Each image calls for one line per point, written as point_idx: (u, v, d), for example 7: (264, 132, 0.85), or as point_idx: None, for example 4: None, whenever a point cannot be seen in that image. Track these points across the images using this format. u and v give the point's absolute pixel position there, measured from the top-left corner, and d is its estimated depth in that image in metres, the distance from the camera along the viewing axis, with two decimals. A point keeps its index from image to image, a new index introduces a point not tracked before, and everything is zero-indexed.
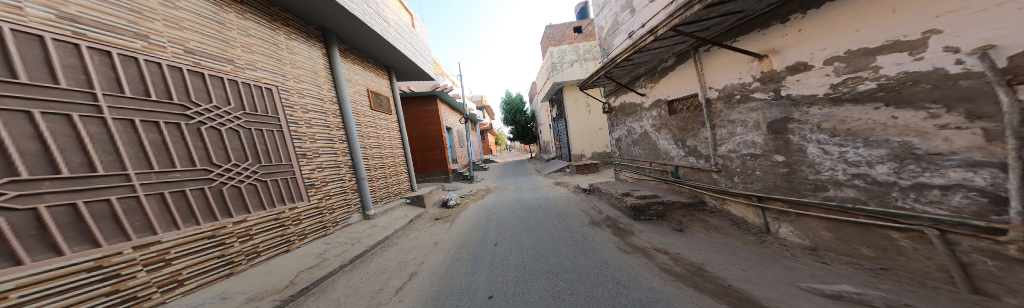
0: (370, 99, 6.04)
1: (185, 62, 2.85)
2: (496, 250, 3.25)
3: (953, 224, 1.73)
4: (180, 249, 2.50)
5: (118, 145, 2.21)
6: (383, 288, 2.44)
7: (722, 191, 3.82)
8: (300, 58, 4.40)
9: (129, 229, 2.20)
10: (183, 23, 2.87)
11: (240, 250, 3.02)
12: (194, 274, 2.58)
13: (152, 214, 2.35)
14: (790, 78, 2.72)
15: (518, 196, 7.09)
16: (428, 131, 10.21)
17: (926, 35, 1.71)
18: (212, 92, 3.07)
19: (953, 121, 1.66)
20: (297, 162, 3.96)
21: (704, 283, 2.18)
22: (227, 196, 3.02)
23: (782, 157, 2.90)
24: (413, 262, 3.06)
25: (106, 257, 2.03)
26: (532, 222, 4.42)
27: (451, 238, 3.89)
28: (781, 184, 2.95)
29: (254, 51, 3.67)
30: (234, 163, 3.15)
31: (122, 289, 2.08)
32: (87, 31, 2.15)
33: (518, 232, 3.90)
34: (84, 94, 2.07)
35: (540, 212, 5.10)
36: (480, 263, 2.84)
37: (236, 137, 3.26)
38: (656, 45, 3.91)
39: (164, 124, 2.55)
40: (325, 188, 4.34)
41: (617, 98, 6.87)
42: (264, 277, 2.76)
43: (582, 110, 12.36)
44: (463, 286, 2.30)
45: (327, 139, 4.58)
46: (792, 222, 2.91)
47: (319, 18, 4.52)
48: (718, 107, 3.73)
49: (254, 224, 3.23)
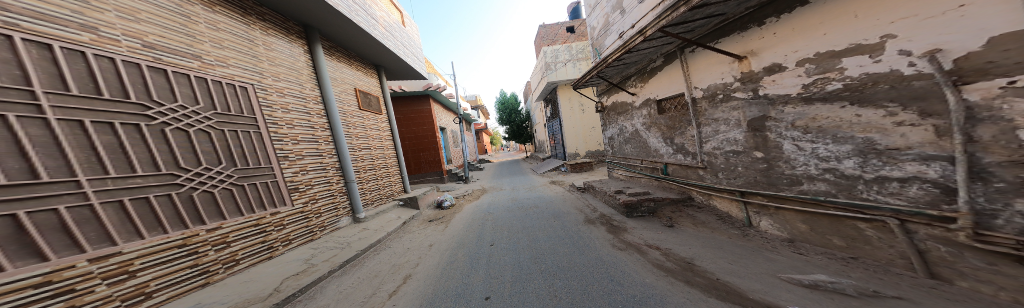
0: (358, 99, 5.83)
1: (145, 58, 2.63)
2: (491, 250, 3.22)
3: (910, 213, 1.86)
4: (147, 260, 2.32)
5: (65, 149, 2.01)
6: (376, 292, 2.36)
7: (708, 187, 3.96)
8: (280, 55, 4.19)
9: (83, 240, 2.02)
10: (141, 16, 2.64)
11: (217, 259, 2.84)
12: (165, 286, 2.40)
13: (109, 223, 2.16)
14: (767, 78, 2.84)
15: (513, 196, 7.08)
16: (420, 131, 10.00)
17: (884, 39, 1.83)
18: (178, 90, 2.86)
19: (909, 118, 1.79)
20: (278, 164, 3.76)
21: (693, 277, 2.24)
22: (199, 202, 2.83)
23: (762, 153, 3.02)
24: (407, 265, 2.99)
25: (56, 271, 1.85)
26: (526, 222, 4.43)
27: (445, 240, 3.82)
28: (761, 180, 3.08)
29: (225, 47, 3.44)
30: (206, 167, 2.96)
31: (78, 304, 1.91)
32: (21, 21, 1.91)
33: (513, 232, 3.90)
34: (22, 93, 1.87)
35: (534, 211, 5.10)
36: (475, 264, 2.81)
37: (205, 137, 3.04)
38: (645, 45, 3.97)
39: (120, 124, 2.36)
40: (310, 192, 4.14)
41: (609, 98, 6.98)
42: (246, 286, 2.61)
43: (575, 109, 12.48)
44: (458, 288, 2.26)
45: (312, 141, 4.38)
46: (772, 216, 3.05)
47: (299, 13, 4.31)
48: (703, 106, 3.85)
49: (231, 231, 3.05)
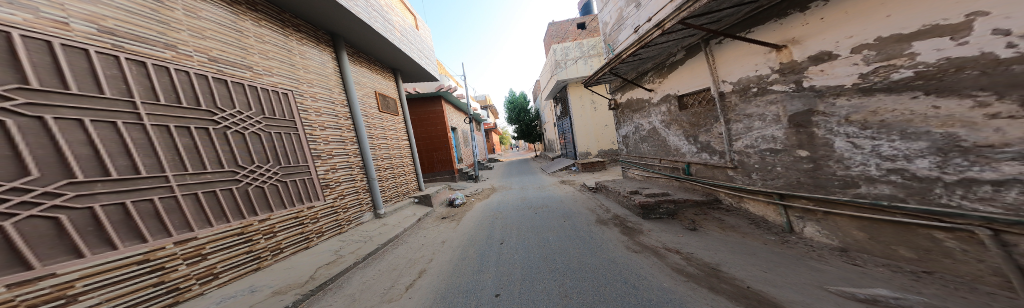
0: (378, 101, 6.21)
1: (211, 71, 3.05)
2: (502, 249, 3.25)
3: (1007, 223, 1.51)
4: (215, 245, 2.70)
5: (156, 148, 2.42)
6: (394, 285, 2.51)
7: (739, 189, 3.67)
8: (312, 63, 4.60)
9: (170, 226, 2.40)
10: (207, 33, 3.07)
11: (266, 246, 3.21)
12: (227, 268, 2.78)
13: (188, 212, 2.56)
14: (813, 68, 2.56)
15: (523, 195, 7.09)
16: (433, 131, 10.37)
17: (970, 17, 1.53)
18: (236, 99, 3.27)
19: (1006, 109, 1.45)
20: (312, 163, 4.14)
21: (719, 284, 2.10)
22: (252, 195, 3.22)
23: (807, 152, 2.73)
24: (422, 260, 3.13)
25: (152, 251, 2.23)
26: (537, 221, 4.43)
27: (458, 237, 3.94)
28: (806, 181, 2.78)
29: (272, 59, 3.86)
30: (256, 165, 3.33)
31: (167, 280, 2.29)
32: (124, 44, 2.34)
33: (523, 231, 3.91)
34: (128, 103, 2.29)
35: (544, 211, 5.08)
36: (486, 261, 2.87)
37: (256, 139, 3.43)
38: (664, 39, 3.80)
39: (193, 128, 2.75)
40: (338, 188, 4.50)
41: (623, 95, 6.74)
42: (287, 272, 2.91)
43: (586, 106, 12.18)
44: (470, 284, 2.33)
45: (339, 142, 4.75)
46: (818, 222, 2.73)
47: (327, 23, 4.70)
48: (733, 101, 3.59)
49: (279, 222, 3.43)
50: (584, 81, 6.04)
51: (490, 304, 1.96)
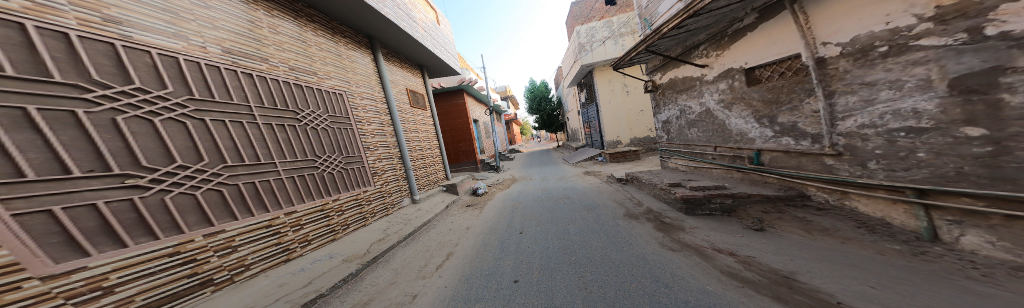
0: (409, 97, 6.80)
1: (291, 76, 3.79)
2: (521, 238, 3.31)
3: None
4: (309, 217, 3.53)
5: (268, 142, 3.23)
6: (428, 264, 2.85)
7: (846, 183, 2.77)
8: (358, 65, 5.25)
9: (283, 200, 3.24)
10: (286, 45, 3.81)
11: (340, 221, 4.01)
12: (318, 237, 3.61)
13: (291, 190, 3.39)
14: (1005, 6, 1.60)
15: (543, 185, 7.00)
16: (457, 124, 10.86)
17: None
18: (312, 100, 4.04)
19: None
20: (364, 154, 4.84)
21: (788, 294, 1.73)
22: (329, 178, 4.01)
23: (981, 130, 1.79)
24: (449, 244, 3.45)
25: (273, 219, 3.07)
26: (558, 212, 4.33)
27: (480, 224, 4.18)
28: (967, 173, 1.89)
29: (330, 64, 4.54)
30: (328, 155, 4.09)
31: (284, 241, 3.14)
32: (239, 60, 3.13)
33: (544, 222, 3.88)
34: (247, 108, 3.10)
35: (565, 202, 4.92)
36: (506, 249, 2.99)
37: (326, 134, 4.17)
38: (723, 2, 3.06)
39: (286, 126, 3.54)
40: (384, 175, 5.20)
41: (663, 75, 5.85)
42: (352, 244, 3.61)
43: (614, 90, 11.36)
44: (491, 269, 2.49)
45: (380, 135, 5.41)
46: (987, 230, 1.84)
47: (365, 27, 5.22)
48: (842, 67, 2.67)
49: (345, 202, 4.20)
50: (613, 63, 5.57)
51: (508, 289, 2.08)
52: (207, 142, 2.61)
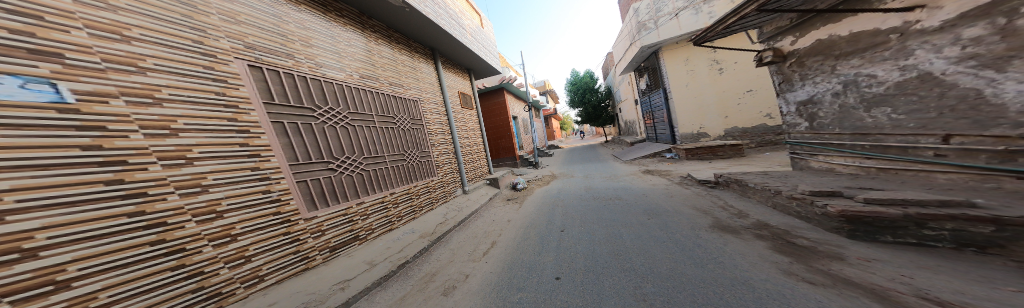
0: (460, 100, 7.18)
1: (403, 91, 5.03)
2: (562, 236, 3.17)
3: None
4: (402, 196, 4.34)
5: (389, 140, 4.40)
6: (477, 249, 3.14)
7: None
8: (426, 75, 5.86)
9: (398, 182, 4.37)
10: (403, 69, 5.13)
11: (421, 202, 4.77)
12: (408, 213, 4.41)
13: (403, 175, 4.50)
14: None
15: (587, 183, 6.38)
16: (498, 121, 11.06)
17: None
18: (400, 107, 4.82)
19: None
20: (431, 149, 5.45)
21: None
22: (415, 168, 4.83)
23: None
24: (493, 233, 3.65)
25: (386, 197, 4.00)
26: (606, 213, 3.88)
27: (521, 218, 4.24)
28: None
29: (423, 79, 5.71)
30: (411, 150, 4.86)
31: (391, 213, 4.03)
32: (373, 83, 4.34)
33: (590, 221, 3.62)
34: (380, 117, 4.33)
35: (615, 204, 4.33)
36: (547, 245, 2.94)
37: (408, 133, 4.90)
38: None
39: (388, 127, 4.45)
40: (445, 167, 5.69)
41: (791, 39, 3.86)
42: (426, 223, 4.24)
43: (693, 71, 9.27)
44: (531, 263, 2.51)
45: (442, 134, 5.94)
46: None
47: (427, 40, 5.70)
48: None
49: (424, 188, 4.91)
50: (694, 37, 4.52)
51: (547, 285, 2.05)
52: (352, 140, 3.70)
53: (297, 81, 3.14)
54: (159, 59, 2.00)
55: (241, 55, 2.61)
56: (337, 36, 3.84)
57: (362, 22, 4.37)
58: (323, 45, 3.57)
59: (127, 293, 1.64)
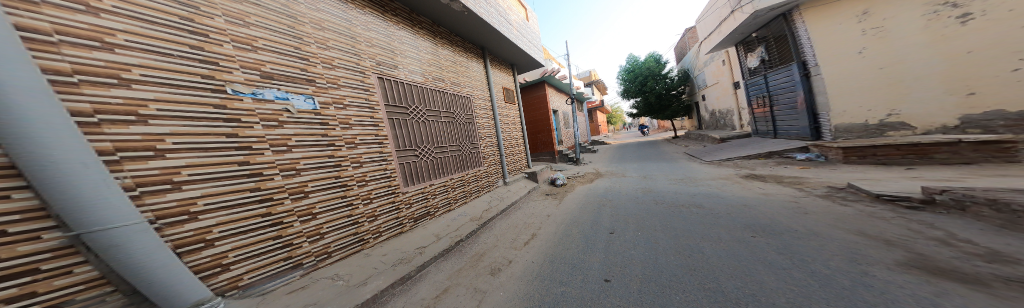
0: (504, 94, 7.21)
1: (461, 91, 5.44)
2: (610, 238, 2.89)
3: None
4: (458, 181, 4.81)
5: (455, 132, 4.99)
6: (518, 238, 3.25)
7: None
8: (475, 73, 6.06)
9: (459, 170, 4.94)
10: (467, 72, 5.71)
11: (473, 188, 5.20)
12: (463, 197, 4.88)
13: (462, 164, 5.04)
14: None
15: (647, 186, 5.46)
16: (539, 115, 10.75)
17: None
18: (461, 104, 5.34)
19: None
20: (481, 141, 5.75)
21: None
22: (470, 158, 5.27)
23: None
24: (533, 226, 3.68)
25: (449, 182, 4.56)
26: (674, 222, 3.23)
27: (561, 214, 4.12)
28: None
29: (476, 78, 6.06)
30: (466, 142, 5.27)
31: (451, 196, 4.56)
32: (446, 85, 4.99)
33: (653, 226, 3.16)
34: (451, 113, 5.01)
35: (685, 213, 3.54)
36: (593, 245, 2.75)
37: (464, 126, 5.29)
38: None
39: (450, 121, 4.95)
40: (490, 157, 5.97)
41: None
42: (474, 207, 4.63)
43: (882, 27, 6.01)
44: (576, 260, 2.39)
45: (488, 127, 6.19)
46: None
47: (477, 39, 5.88)
48: None
49: (473, 175, 5.28)
50: None
51: (595, 285, 1.90)
52: (427, 134, 4.31)
53: (398, 85, 3.88)
54: (347, 79, 3.12)
55: (376, 70, 3.53)
56: (423, 48, 4.55)
57: (436, 31, 4.96)
58: (411, 55, 4.21)
59: (330, 228, 2.62)
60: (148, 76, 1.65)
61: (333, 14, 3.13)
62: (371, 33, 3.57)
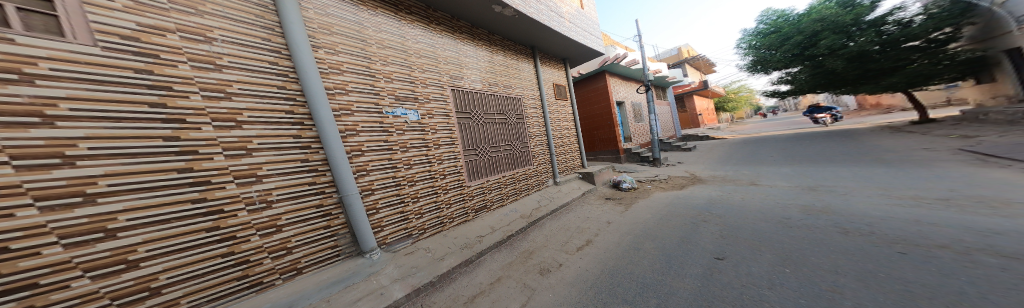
0: (554, 92, 5.32)
1: (513, 92, 4.21)
2: (717, 263, 1.65)
3: None
4: (530, 172, 4.23)
5: (524, 133, 4.25)
6: (569, 241, 2.50)
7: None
8: (524, 74, 4.58)
9: (530, 159, 4.27)
10: (519, 73, 4.43)
11: (540, 179, 4.43)
12: (537, 187, 4.34)
13: (535, 156, 4.42)
14: None
15: (811, 203, 2.80)
16: (595, 109, 8.41)
17: None
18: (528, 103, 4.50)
19: None
20: (541, 128, 4.68)
21: None
22: (535, 149, 4.47)
23: None
24: (589, 229, 2.79)
25: (525, 172, 4.14)
26: (853, 255, 1.52)
27: (632, 222, 2.88)
28: None
29: (528, 79, 4.63)
30: (526, 138, 4.28)
31: (528, 184, 4.17)
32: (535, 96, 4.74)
33: (835, 243, 1.72)
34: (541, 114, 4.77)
35: (902, 247, 1.54)
36: (672, 265, 1.70)
37: (523, 119, 4.31)
38: None
39: (506, 120, 3.95)
40: (549, 149, 4.73)
41: None
42: (546, 198, 4.00)
43: None
44: (642, 283, 1.52)
45: (538, 127, 4.68)
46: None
47: (525, 33, 4.20)
48: None
49: (523, 173, 4.09)
50: None
51: None
52: (485, 136, 3.53)
53: (467, 96, 3.37)
54: (438, 94, 2.97)
55: (449, 83, 3.14)
56: (485, 58, 3.79)
57: (488, 39, 3.94)
58: (474, 66, 3.57)
59: (426, 208, 2.60)
60: (362, 108, 2.22)
61: (423, 41, 2.94)
62: (448, 52, 3.22)
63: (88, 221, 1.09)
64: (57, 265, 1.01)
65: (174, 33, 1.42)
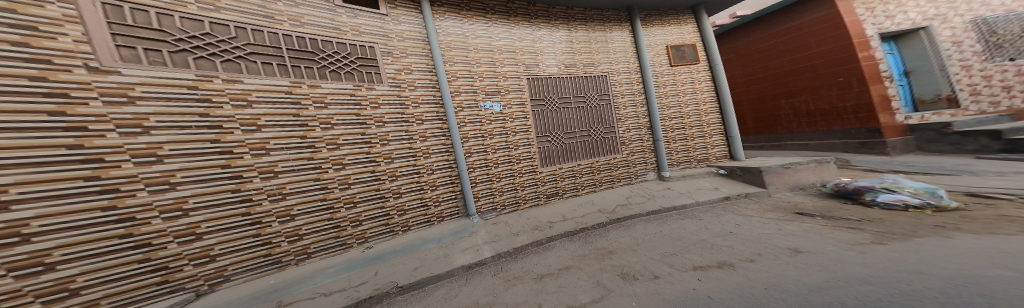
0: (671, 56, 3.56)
1: (598, 70, 3.29)
2: None
3: None
4: (614, 160, 3.21)
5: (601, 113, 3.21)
6: (670, 255, 1.46)
7: None
8: (616, 44, 3.44)
9: (614, 146, 3.23)
10: (607, 47, 3.37)
11: (631, 171, 3.26)
12: (623, 179, 3.24)
13: (613, 142, 3.23)
14: None
15: None
16: (791, 71, 4.47)
17: None
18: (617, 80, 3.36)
19: None
20: (633, 99, 3.39)
21: None
22: (618, 131, 3.26)
23: None
24: (729, 247, 1.43)
25: (612, 163, 3.18)
26: None
27: (867, 252, 1.15)
28: None
29: (619, 51, 3.43)
30: (615, 117, 3.26)
31: (614, 177, 3.19)
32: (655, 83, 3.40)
33: None
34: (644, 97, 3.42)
35: None
36: None
37: (601, 95, 3.26)
38: None
39: (591, 97, 3.21)
40: (649, 129, 3.36)
41: None
42: (644, 195, 2.79)
43: None
44: None
45: (632, 106, 3.36)
46: None
47: None
48: None
49: (606, 163, 3.18)
50: None
51: None
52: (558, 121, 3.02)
53: (547, 83, 3.03)
54: (516, 85, 2.88)
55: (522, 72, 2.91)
56: (563, 38, 3.17)
57: (567, 16, 3.27)
58: (551, 50, 3.08)
59: (506, 187, 2.70)
60: (469, 105, 2.62)
61: (505, 37, 2.89)
62: (525, 42, 2.97)
63: (276, 187, 1.76)
64: (267, 212, 1.72)
65: (404, 72, 2.36)
